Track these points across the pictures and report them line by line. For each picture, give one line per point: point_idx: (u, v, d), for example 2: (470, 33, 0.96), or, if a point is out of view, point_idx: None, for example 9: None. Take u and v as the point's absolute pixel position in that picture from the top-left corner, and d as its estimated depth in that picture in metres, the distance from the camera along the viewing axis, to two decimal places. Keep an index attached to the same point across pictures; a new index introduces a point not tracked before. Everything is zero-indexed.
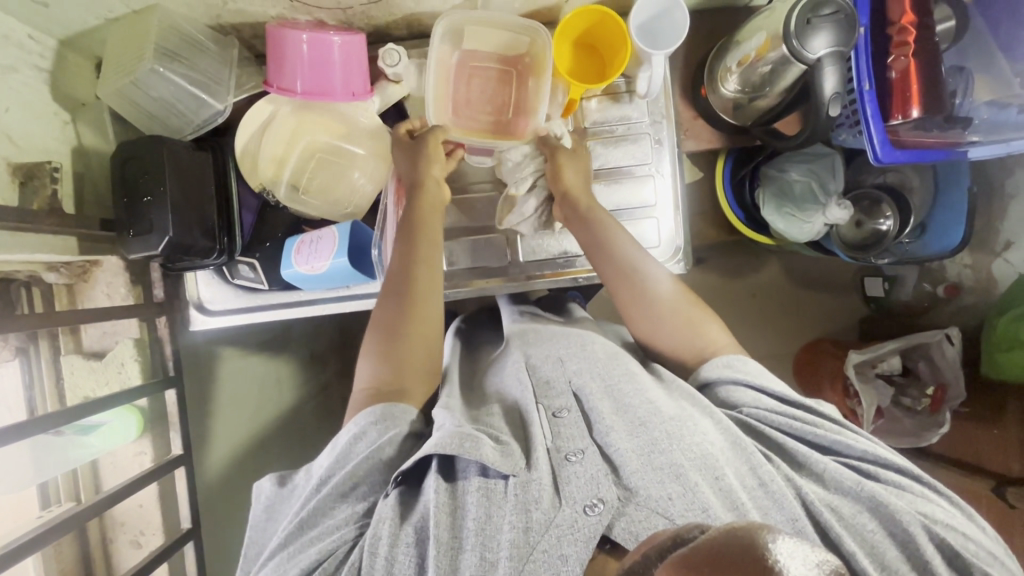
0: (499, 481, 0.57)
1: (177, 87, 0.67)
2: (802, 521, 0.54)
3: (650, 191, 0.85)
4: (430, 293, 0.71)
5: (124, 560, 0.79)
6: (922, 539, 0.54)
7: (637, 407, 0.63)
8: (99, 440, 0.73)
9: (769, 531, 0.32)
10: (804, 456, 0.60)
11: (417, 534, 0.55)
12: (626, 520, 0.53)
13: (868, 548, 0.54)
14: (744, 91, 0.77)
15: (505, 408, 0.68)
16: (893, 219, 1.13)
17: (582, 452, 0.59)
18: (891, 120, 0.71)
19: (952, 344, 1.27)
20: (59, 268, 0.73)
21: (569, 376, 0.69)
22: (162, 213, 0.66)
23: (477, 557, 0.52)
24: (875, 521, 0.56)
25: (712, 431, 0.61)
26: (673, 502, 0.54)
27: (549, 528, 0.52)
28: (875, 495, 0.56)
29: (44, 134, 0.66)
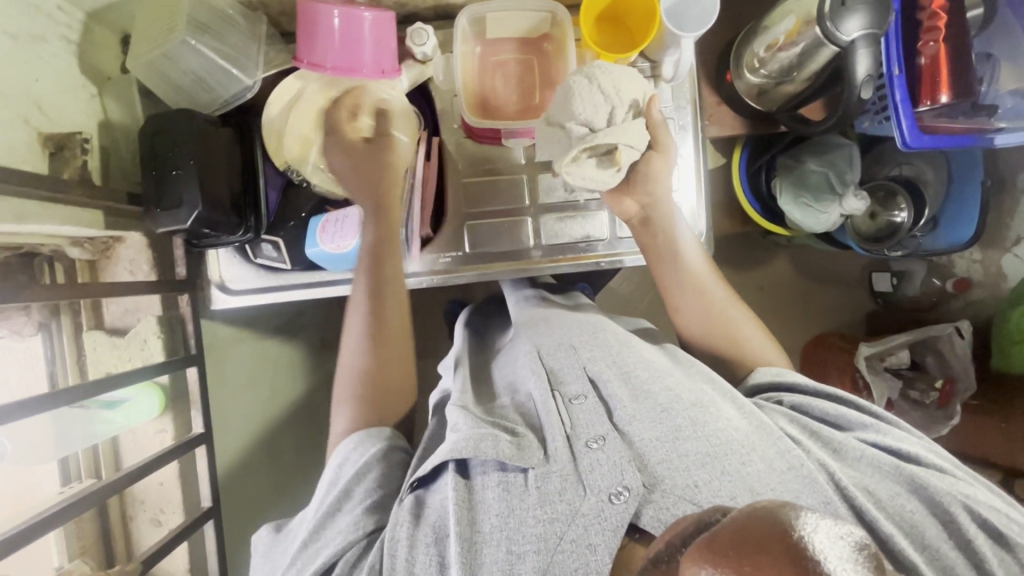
0: (517, 474, 0.56)
1: (207, 61, 0.66)
2: (834, 503, 0.53)
3: (673, 177, 0.85)
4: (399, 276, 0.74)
5: (144, 538, 0.79)
6: (962, 518, 0.52)
7: (656, 394, 0.62)
8: (121, 415, 0.73)
9: (793, 507, 0.29)
10: (839, 441, 0.60)
11: (436, 533, 0.54)
12: (654, 508, 0.52)
13: (907, 529, 0.53)
14: (771, 76, 0.77)
15: (517, 403, 0.67)
16: (909, 211, 1.13)
17: (603, 438, 0.57)
18: (920, 105, 0.71)
19: (963, 338, 1.28)
20: (83, 243, 0.73)
21: (583, 363, 0.67)
22: (191, 187, 0.66)
23: (503, 552, 0.51)
24: (915, 502, 0.55)
25: (736, 416, 0.60)
26: (701, 489, 0.53)
27: (574, 518, 0.52)
28: (914, 477, 0.55)
29: (72, 106, 0.66)
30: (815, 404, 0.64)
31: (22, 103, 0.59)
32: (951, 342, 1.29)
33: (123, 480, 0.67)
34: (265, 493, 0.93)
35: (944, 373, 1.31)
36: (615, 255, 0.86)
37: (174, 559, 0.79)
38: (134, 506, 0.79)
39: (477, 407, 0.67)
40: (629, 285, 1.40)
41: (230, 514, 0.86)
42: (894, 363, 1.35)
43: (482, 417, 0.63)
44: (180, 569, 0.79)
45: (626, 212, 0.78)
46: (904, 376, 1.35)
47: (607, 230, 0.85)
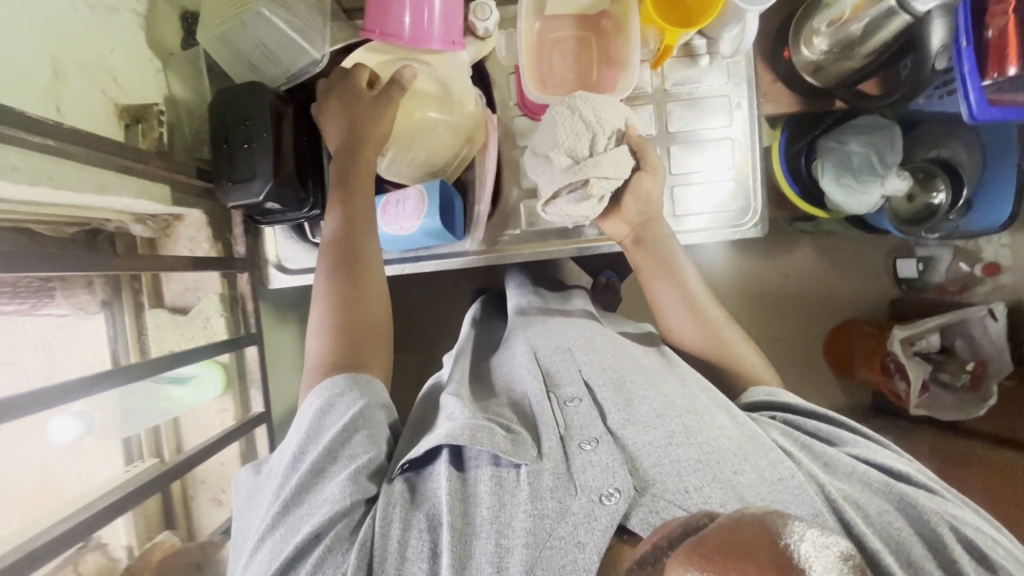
0: (510, 470, 0.56)
1: (279, 34, 0.66)
2: (823, 515, 0.52)
3: (727, 154, 0.85)
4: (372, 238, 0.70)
5: (204, 518, 0.78)
6: (949, 539, 0.53)
7: (651, 400, 0.62)
8: (187, 391, 0.73)
9: (784, 518, 0.33)
10: (832, 455, 0.61)
11: (428, 521, 0.53)
12: (644, 511, 0.51)
13: (893, 546, 0.53)
14: (833, 52, 0.77)
15: (513, 402, 0.66)
16: (947, 192, 1.14)
17: (597, 440, 0.57)
18: (987, 78, 0.71)
19: (995, 320, 1.29)
20: (146, 220, 0.73)
21: (579, 366, 0.68)
22: (266, 159, 0.65)
23: (493, 544, 0.50)
24: (902, 521, 0.55)
25: (728, 425, 0.60)
26: (690, 495, 0.52)
27: (564, 517, 0.51)
28: (902, 494, 0.56)
29: (142, 80, 0.65)
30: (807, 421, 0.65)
31: (100, 74, 0.59)
32: (983, 324, 1.30)
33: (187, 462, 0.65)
34: None
35: (974, 355, 1.32)
36: None
37: None
38: (195, 486, 0.79)
39: (472, 401, 0.66)
40: None
41: None
42: (923, 347, 1.36)
43: (476, 410, 0.63)
44: None
45: (617, 234, 0.79)
46: (933, 359, 1.36)
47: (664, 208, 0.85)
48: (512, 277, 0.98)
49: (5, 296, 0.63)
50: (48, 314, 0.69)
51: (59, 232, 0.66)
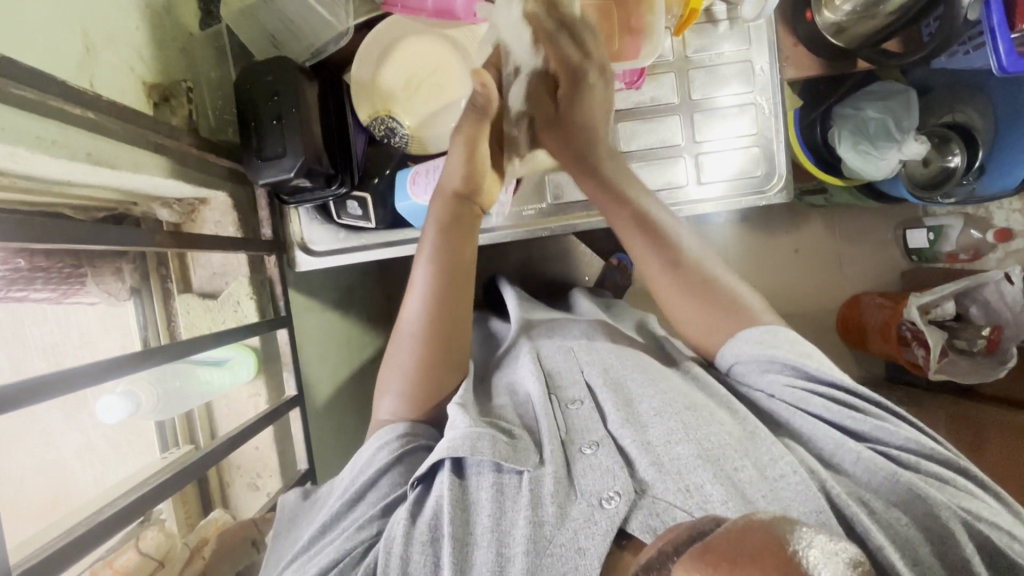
0: (512, 475, 0.58)
1: (305, 6, 0.65)
2: (828, 513, 0.51)
3: (749, 120, 0.85)
4: (460, 305, 0.71)
5: (242, 504, 0.78)
6: (962, 534, 0.50)
7: (652, 401, 0.64)
8: (221, 375, 0.72)
9: (791, 523, 0.31)
10: (834, 444, 0.59)
11: (431, 532, 0.55)
12: (644, 513, 0.52)
13: (900, 543, 0.51)
14: (856, 12, 0.78)
15: (515, 404, 0.70)
16: (963, 155, 1.14)
17: (597, 443, 0.60)
18: (1015, 31, 0.69)
19: (1011, 284, 1.29)
20: (171, 204, 0.72)
21: (583, 370, 0.72)
22: (294, 135, 0.64)
23: (493, 554, 0.52)
24: (908, 514, 0.53)
25: (729, 422, 0.62)
26: (692, 495, 0.53)
27: (564, 522, 0.52)
28: (910, 484, 0.54)
29: (166, 59, 0.64)
30: (811, 399, 0.62)
31: (126, 50, 0.58)
32: (999, 289, 1.30)
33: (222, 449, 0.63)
34: None
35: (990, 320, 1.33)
36: (681, 204, 0.86)
37: None
38: (231, 472, 0.78)
39: (476, 407, 0.67)
40: None
41: None
42: (938, 315, 1.36)
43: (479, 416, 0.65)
44: None
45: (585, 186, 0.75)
46: (948, 326, 1.36)
47: (692, 177, 0.86)
48: (501, 282, 1.03)
49: (38, 283, 0.62)
50: (78, 302, 0.68)
51: (87, 216, 0.65)
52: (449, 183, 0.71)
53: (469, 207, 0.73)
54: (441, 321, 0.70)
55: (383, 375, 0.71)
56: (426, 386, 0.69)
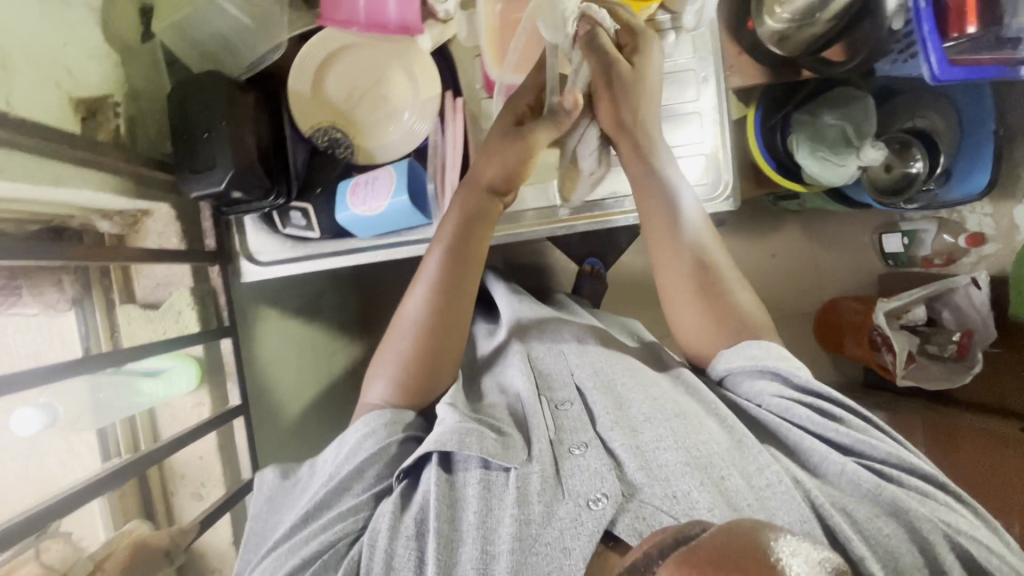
0: (500, 473, 0.61)
1: (234, 21, 0.65)
2: (811, 523, 0.54)
3: (695, 129, 0.86)
4: (462, 307, 0.74)
5: (186, 513, 0.78)
6: (940, 546, 0.53)
7: (640, 406, 0.66)
8: (157, 386, 0.73)
9: (773, 531, 0.34)
10: (819, 457, 0.61)
11: (416, 526, 0.57)
12: (630, 516, 0.54)
13: (881, 553, 0.53)
14: (795, 20, 0.78)
15: (507, 403, 0.72)
16: (924, 161, 1.13)
17: (586, 445, 0.62)
18: (947, 39, 0.71)
19: (979, 289, 1.26)
20: (112, 216, 0.73)
21: (572, 370, 0.74)
22: (223, 148, 0.65)
23: (478, 551, 0.54)
24: (893, 526, 0.55)
25: (717, 430, 0.64)
26: (677, 500, 0.55)
27: (549, 522, 0.54)
28: (894, 500, 0.56)
29: (97, 72, 0.65)
30: (800, 416, 0.64)
31: (52, 66, 0.59)
32: (968, 294, 1.27)
33: (161, 452, 0.67)
34: None
35: (961, 325, 1.32)
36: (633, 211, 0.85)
37: (217, 531, 0.79)
38: (174, 481, 0.79)
39: (466, 406, 0.69)
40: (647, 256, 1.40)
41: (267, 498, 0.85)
42: (911, 320, 1.35)
43: (469, 413, 0.67)
44: (224, 540, 0.79)
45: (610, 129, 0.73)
46: (920, 331, 1.37)
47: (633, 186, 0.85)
48: (488, 273, 1.02)
49: None
50: (16, 313, 0.68)
51: (20, 229, 0.65)
52: (485, 175, 0.73)
53: (495, 204, 0.75)
54: (442, 317, 0.72)
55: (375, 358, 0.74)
56: (415, 376, 0.71)
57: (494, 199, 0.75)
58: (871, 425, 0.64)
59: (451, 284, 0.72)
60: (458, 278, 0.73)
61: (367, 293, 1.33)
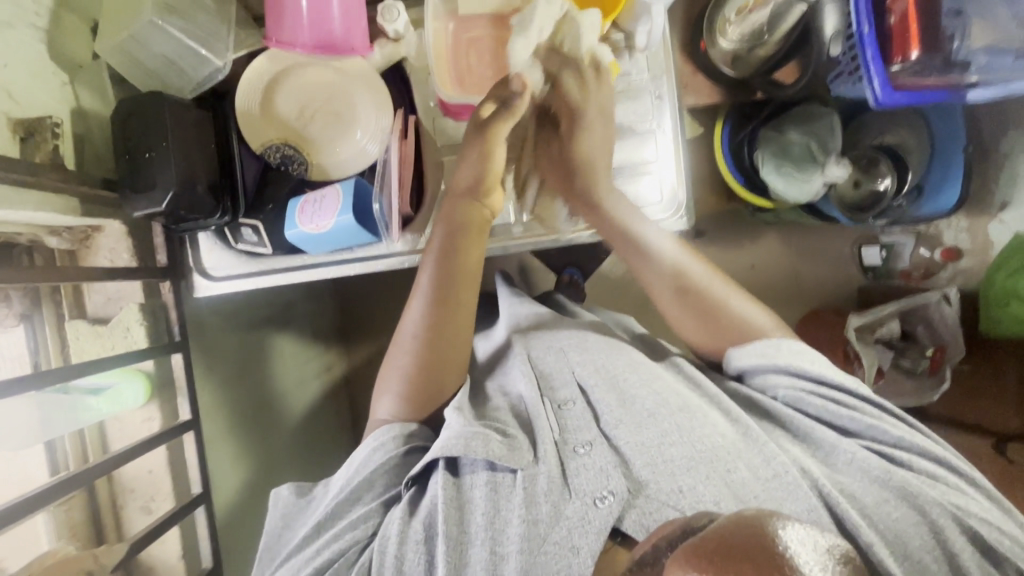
0: (506, 474, 0.62)
1: (176, 41, 0.68)
2: (818, 512, 0.58)
3: (651, 148, 0.85)
4: (462, 321, 0.75)
5: (134, 527, 0.79)
6: (950, 529, 0.58)
7: (645, 400, 0.67)
8: (105, 401, 0.73)
9: (781, 520, 0.39)
10: (831, 445, 0.65)
11: (426, 530, 0.59)
12: (636, 512, 0.58)
13: (891, 539, 0.58)
14: (744, 40, 0.79)
15: (510, 404, 0.72)
16: (892, 178, 1.10)
17: (590, 444, 0.63)
18: (891, 63, 0.77)
19: (950, 305, 1.23)
20: (61, 231, 0.71)
21: (572, 367, 0.72)
22: (166, 168, 0.66)
23: (487, 552, 0.56)
24: (902, 509, 0.59)
25: (722, 423, 0.66)
26: (684, 495, 0.59)
27: (559, 520, 0.57)
28: (904, 486, 0.60)
29: (42, 92, 0.65)
30: (809, 403, 0.67)
31: None
32: (939, 310, 1.24)
33: (108, 464, 0.67)
34: (259, 485, 0.95)
35: (934, 340, 1.26)
36: None
37: (165, 545, 0.79)
38: (124, 495, 0.79)
39: (472, 412, 0.69)
40: (620, 268, 1.40)
41: (220, 513, 0.86)
42: (884, 335, 1.28)
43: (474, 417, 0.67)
44: (171, 555, 0.79)
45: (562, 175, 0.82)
46: (894, 347, 1.28)
47: None
48: (501, 281, 1.01)
49: None
50: None
51: None
52: (460, 181, 0.77)
53: (478, 210, 0.77)
54: (440, 332, 0.74)
55: (380, 375, 0.75)
56: (422, 390, 0.72)
57: (475, 201, 0.77)
58: (885, 409, 0.67)
59: (442, 294, 0.74)
60: (451, 287, 0.75)
61: (342, 302, 1.33)
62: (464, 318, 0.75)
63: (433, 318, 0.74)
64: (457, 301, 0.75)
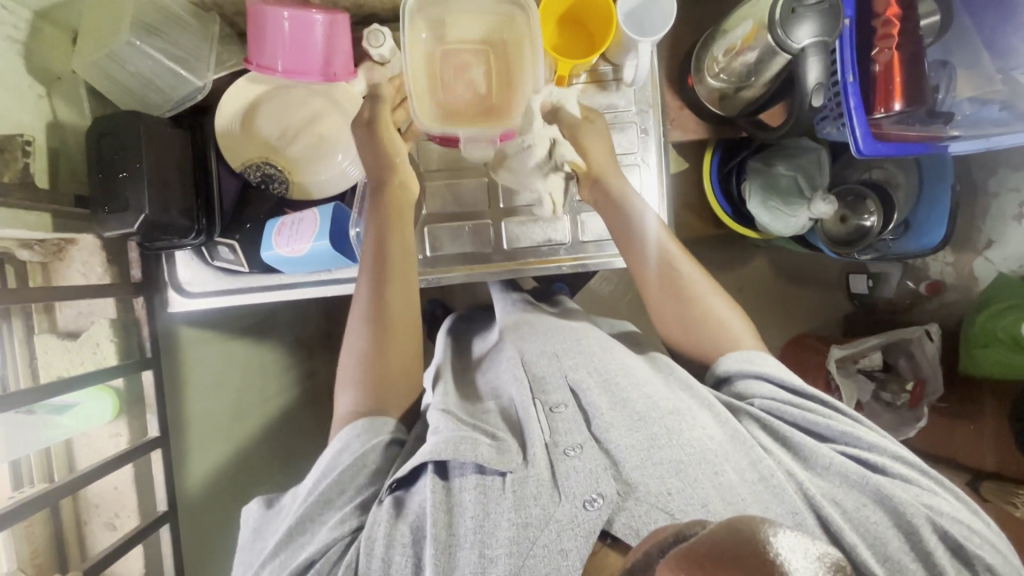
0: (495, 478, 0.59)
1: (155, 61, 0.68)
2: (803, 514, 0.56)
3: (636, 181, 0.84)
4: (406, 280, 0.72)
5: (99, 543, 0.78)
6: (924, 531, 0.55)
7: (636, 402, 0.65)
8: (71, 420, 0.72)
9: (771, 524, 0.32)
10: (808, 449, 0.62)
11: (412, 534, 0.57)
12: (626, 515, 0.56)
13: (870, 540, 0.56)
14: (730, 81, 0.80)
15: (502, 406, 0.71)
16: (877, 216, 1.08)
17: (580, 446, 0.61)
18: (874, 113, 0.78)
19: (932, 341, 1.21)
20: (33, 245, 0.70)
21: (565, 371, 0.71)
22: (138, 189, 0.66)
23: (476, 555, 0.54)
24: (880, 513, 0.57)
25: (710, 424, 0.63)
26: (673, 497, 0.56)
27: (548, 524, 0.55)
28: (879, 488, 0.58)
29: (18, 107, 0.64)
30: (786, 411, 0.65)
31: None
32: (920, 344, 1.22)
33: (76, 482, 0.66)
34: (230, 498, 0.95)
35: (914, 375, 1.24)
36: (584, 260, 0.87)
37: (129, 563, 0.79)
38: (89, 510, 0.79)
39: (458, 412, 0.68)
40: (607, 286, 1.39)
41: (190, 523, 0.87)
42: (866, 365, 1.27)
43: (463, 419, 0.66)
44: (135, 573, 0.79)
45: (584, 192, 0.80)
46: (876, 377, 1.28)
47: (569, 234, 0.86)
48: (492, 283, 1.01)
49: None
50: None
51: None
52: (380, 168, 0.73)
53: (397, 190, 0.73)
54: (388, 303, 0.71)
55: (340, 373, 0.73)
56: None
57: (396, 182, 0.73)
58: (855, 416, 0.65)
59: (382, 268, 0.71)
60: (388, 277, 0.71)
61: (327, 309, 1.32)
62: (408, 302, 0.72)
63: (379, 290, 0.71)
64: (396, 288, 0.72)
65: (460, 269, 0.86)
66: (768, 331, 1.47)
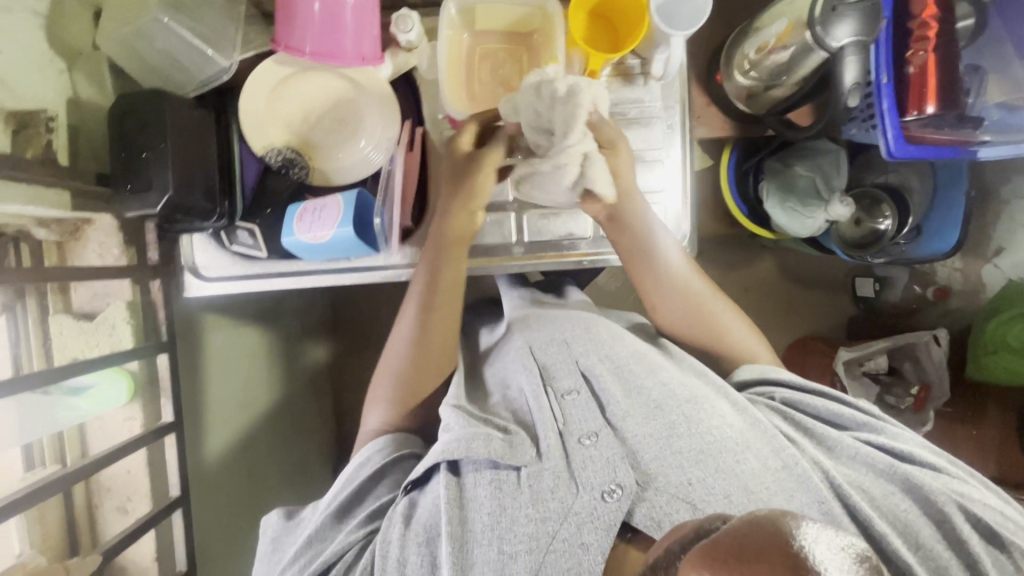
0: (510, 472, 0.59)
1: (180, 39, 0.67)
2: (829, 503, 0.56)
3: (658, 176, 0.83)
4: (452, 311, 0.75)
5: (110, 527, 0.77)
6: (956, 518, 0.54)
7: (651, 391, 0.65)
8: (87, 401, 0.71)
9: (793, 517, 0.32)
10: (834, 439, 0.63)
11: (426, 532, 0.57)
12: (646, 506, 0.55)
13: (901, 529, 0.55)
14: (760, 80, 0.79)
15: (509, 402, 0.69)
16: (893, 219, 1.09)
17: (596, 434, 0.61)
18: (908, 115, 0.78)
19: (940, 345, 1.22)
20: (50, 224, 0.67)
21: (576, 358, 0.70)
22: (161, 169, 0.65)
23: (494, 552, 0.54)
24: (909, 502, 0.57)
25: (728, 411, 0.63)
26: (694, 487, 0.56)
27: (567, 517, 0.55)
28: (908, 477, 0.58)
29: (40, 81, 0.63)
30: (809, 403, 0.67)
31: None
32: (928, 348, 1.23)
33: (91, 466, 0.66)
34: (239, 484, 0.94)
35: (920, 379, 1.25)
36: (601, 254, 0.86)
37: (140, 548, 0.78)
38: (100, 494, 0.78)
39: (472, 408, 0.68)
40: (616, 283, 1.39)
41: (205, 499, 0.86)
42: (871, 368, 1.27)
43: (473, 414, 0.66)
44: (146, 558, 0.78)
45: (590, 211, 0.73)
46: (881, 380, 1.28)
47: (591, 228, 0.85)
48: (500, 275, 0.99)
49: None
50: None
51: None
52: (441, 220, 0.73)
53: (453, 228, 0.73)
54: (431, 331, 0.74)
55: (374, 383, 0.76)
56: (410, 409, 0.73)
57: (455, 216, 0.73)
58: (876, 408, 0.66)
59: (431, 298, 0.74)
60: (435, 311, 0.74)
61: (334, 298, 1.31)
62: (451, 324, 0.75)
63: (423, 322, 0.74)
64: (442, 313, 0.74)
65: (478, 262, 0.85)
66: (775, 332, 1.47)
